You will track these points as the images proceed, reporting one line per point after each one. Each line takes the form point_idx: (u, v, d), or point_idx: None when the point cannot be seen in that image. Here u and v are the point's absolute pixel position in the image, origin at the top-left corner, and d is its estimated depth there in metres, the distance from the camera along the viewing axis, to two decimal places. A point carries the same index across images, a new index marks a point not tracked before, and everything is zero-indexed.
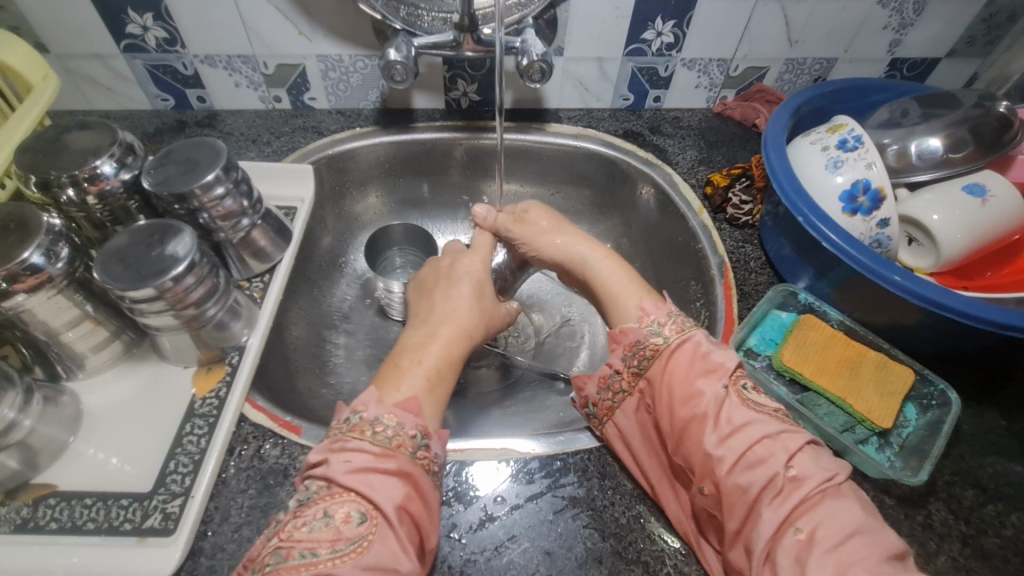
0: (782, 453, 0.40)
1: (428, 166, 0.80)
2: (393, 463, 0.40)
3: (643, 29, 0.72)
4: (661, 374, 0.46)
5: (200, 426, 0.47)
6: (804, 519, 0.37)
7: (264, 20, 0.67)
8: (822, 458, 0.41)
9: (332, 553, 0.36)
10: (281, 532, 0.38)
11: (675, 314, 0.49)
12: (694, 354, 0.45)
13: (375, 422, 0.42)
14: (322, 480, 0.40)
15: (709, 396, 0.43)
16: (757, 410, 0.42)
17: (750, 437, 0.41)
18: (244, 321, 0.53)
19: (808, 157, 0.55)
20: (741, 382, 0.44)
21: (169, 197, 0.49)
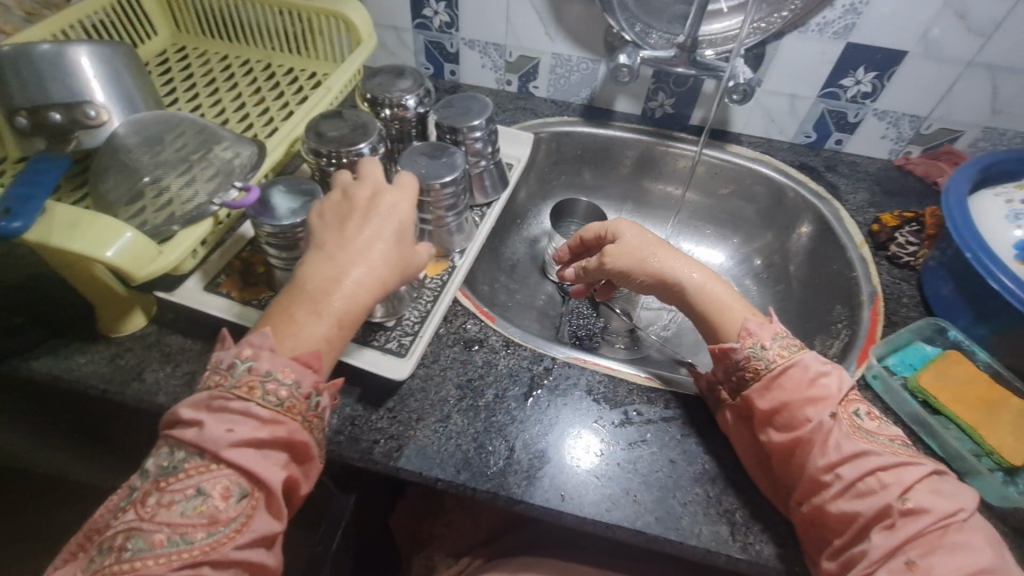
0: (894, 485, 0.44)
1: (605, 160, 0.94)
2: (281, 429, 0.42)
3: (843, 76, 0.79)
4: (766, 394, 0.50)
5: (427, 295, 0.62)
6: (916, 550, 0.42)
7: (525, 19, 0.85)
8: (950, 492, 0.45)
9: (208, 538, 0.39)
10: (141, 510, 0.39)
11: (779, 337, 0.52)
12: (805, 382, 0.49)
13: (266, 373, 0.43)
14: (194, 448, 0.41)
15: (818, 423, 0.47)
16: (870, 442, 0.47)
17: (863, 467, 0.45)
18: (466, 236, 0.69)
19: (989, 206, 0.60)
20: (852, 412, 0.49)
21: (447, 129, 0.67)
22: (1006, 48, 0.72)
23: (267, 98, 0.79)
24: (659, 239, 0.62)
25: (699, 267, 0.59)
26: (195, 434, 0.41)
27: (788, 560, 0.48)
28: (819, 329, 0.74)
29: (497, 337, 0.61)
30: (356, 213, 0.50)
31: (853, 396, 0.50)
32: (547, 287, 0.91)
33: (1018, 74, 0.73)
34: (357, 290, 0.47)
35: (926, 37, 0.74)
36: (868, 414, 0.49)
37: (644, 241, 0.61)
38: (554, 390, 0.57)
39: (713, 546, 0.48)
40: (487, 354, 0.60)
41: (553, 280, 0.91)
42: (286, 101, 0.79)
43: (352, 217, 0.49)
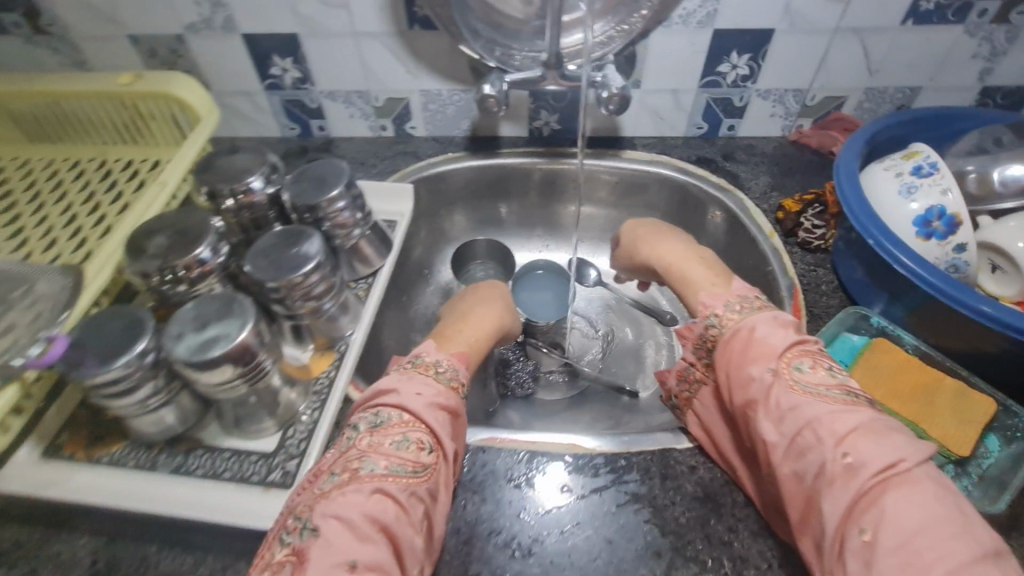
0: (833, 440, 0.40)
1: (509, 188, 0.88)
2: (453, 400, 0.51)
3: (719, 62, 0.76)
4: (719, 362, 0.49)
5: (313, 401, 0.56)
6: (867, 518, 0.37)
7: (380, 60, 0.78)
8: (894, 441, 0.39)
9: (412, 474, 0.44)
10: (360, 447, 0.45)
11: (734, 302, 0.51)
12: (744, 341, 0.47)
13: (438, 363, 0.53)
14: (395, 408, 0.47)
15: (758, 382, 0.45)
16: (808, 396, 0.43)
17: (799, 422, 0.42)
18: (351, 317, 0.62)
19: (881, 181, 0.56)
20: (792, 365, 0.45)
21: (303, 208, 0.59)
22: (868, 10, 0.70)
23: (103, 203, 0.69)
24: (643, 232, 0.68)
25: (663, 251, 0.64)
26: (388, 387, 0.49)
27: None
28: None
29: None
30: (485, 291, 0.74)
31: (800, 349, 0.46)
32: None
33: (884, 33, 0.72)
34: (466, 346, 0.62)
35: (790, 10, 0.70)
36: (812, 364, 0.45)
37: (640, 234, 0.68)
38: (471, 488, 0.50)
39: None
40: None
41: None
42: (126, 202, 0.69)
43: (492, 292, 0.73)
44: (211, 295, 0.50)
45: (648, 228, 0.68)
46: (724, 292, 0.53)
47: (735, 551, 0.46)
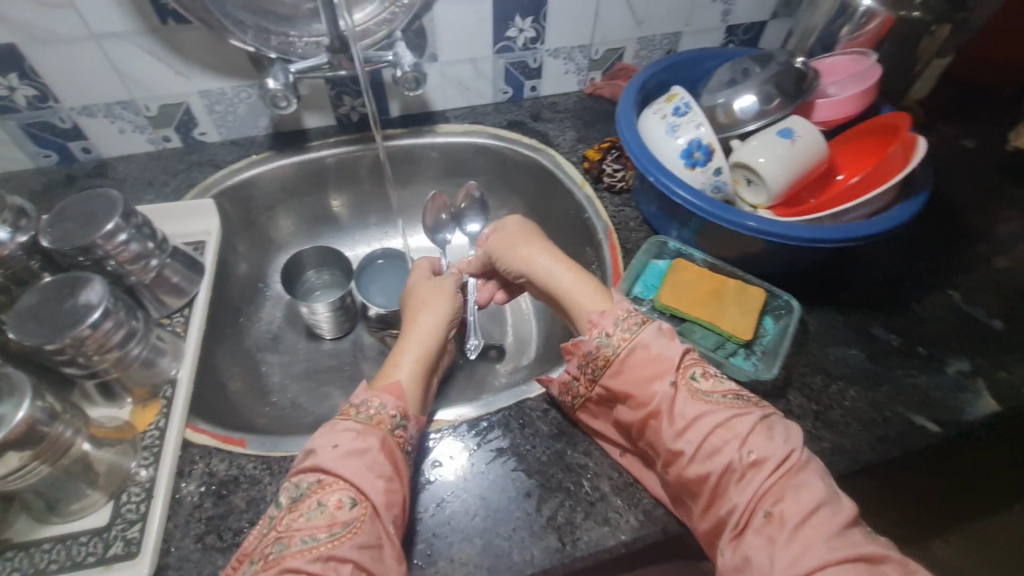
0: (737, 440, 0.44)
1: (335, 179, 0.84)
2: (373, 438, 0.46)
3: (506, 28, 0.78)
4: (619, 375, 0.49)
5: (145, 458, 0.50)
6: (771, 501, 0.42)
7: (137, 64, 0.68)
8: (785, 433, 0.45)
9: (330, 536, 0.41)
10: (279, 527, 0.42)
11: (622, 319, 0.51)
12: (644, 357, 0.49)
13: (363, 404, 0.49)
14: (314, 473, 0.44)
15: (661, 396, 0.47)
16: (709, 403, 0.46)
17: (703, 430, 0.45)
18: (172, 354, 0.56)
19: (652, 125, 0.63)
20: (689, 375, 0.48)
21: (72, 250, 0.51)
22: None
23: None
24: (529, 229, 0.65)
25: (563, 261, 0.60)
26: (308, 446, 0.46)
27: (614, 534, 0.48)
28: None
29: (253, 463, 0.51)
30: (428, 285, 0.64)
31: (691, 358, 0.50)
32: (325, 345, 0.82)
33: None
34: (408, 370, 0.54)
35: None
36: (703, 373, 0.48)
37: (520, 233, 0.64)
38: None
39: (548, 565, 0.47)
40: (249, 491, 0.50)
41: (331, 335, 0.82)
42: None
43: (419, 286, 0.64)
44: None
45: (523, 232, 0.64)
46: (616, 307, 0.53)
47: (591, 471, 0.52)
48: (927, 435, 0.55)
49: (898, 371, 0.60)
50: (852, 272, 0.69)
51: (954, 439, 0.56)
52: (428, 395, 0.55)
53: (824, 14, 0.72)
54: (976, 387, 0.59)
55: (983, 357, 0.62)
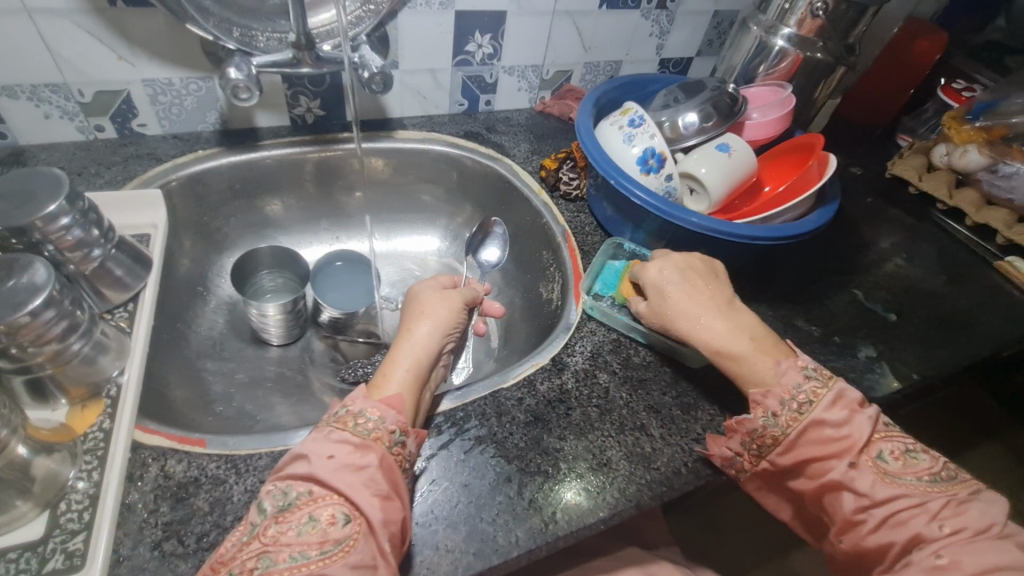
0: (926, 515, 0.46)
1: (284, 180, 0.81)
2: (371, 454, 0.44)
3: (466, 42, 0.82)
4: (790, 454, 0.50)
5: (88, 462, 0.45)
6: (947, 553, 0.44)
7: (75, 45, 0.63)
8: (981, 509, 0.46)
9: (322, 554, 0.39)
10: (264, 538, 0.40)
11: (788, 399, 0.51)
12: (824, 436, 0.50)
13: (361, 417, 0.47)
14: (305, 482, 0.43)
15: (836, 471, 0.49)
16: (901, 485, 0.48)
17: (891, 507, 0.47)
18: (116, 351, 0.51)
19: (611, 135, 0.70)
20: (874, 454, 0.49)
21: (4, 231, 0.46)
22: None
23: None
24: (690, 281, 0.59)
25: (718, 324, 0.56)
26: (299, 451, 0.45)
27: (594, 511, 0.50)
28: (540, 277, 0.79)
29: (215, 462, 0.48)
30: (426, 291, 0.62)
31: (876, 435, 0.50)
32: (274, 351, 0.77)
33: (589, 16, 0.86)
34: (405, 381, 0.52)
35: None
36: (892, 452, 0.49)
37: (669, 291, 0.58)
38: None
39: (532, 545, 0.48)
40: (212, 492, 0.46)
41: (279, 341, 0.77)
42: None
43: (420, 293, 0.62)
44: None
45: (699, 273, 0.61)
46: (777, 385, 0.52)
47: (567, 454, 0.54)
48: None
49: (820, 357, 0.68)
50: (772, 273, 0.79)
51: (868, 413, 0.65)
52: (425, 403, 0.54)
53: (744, 54, 0.85)
54: (881, 369, 0.69)
55: (884, 344, 0.72)
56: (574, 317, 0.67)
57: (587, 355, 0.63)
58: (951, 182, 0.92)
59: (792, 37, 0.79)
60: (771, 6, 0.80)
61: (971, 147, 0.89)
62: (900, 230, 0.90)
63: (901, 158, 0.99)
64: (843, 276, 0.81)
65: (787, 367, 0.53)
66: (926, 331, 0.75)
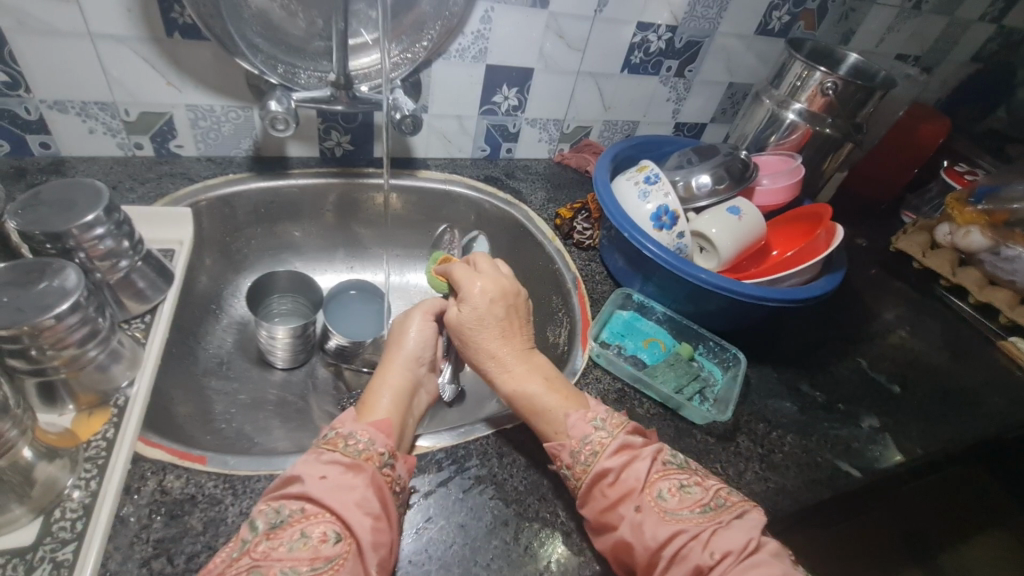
0: (700, 544, 0.44)
1: (305, 209, 0.84)
2: (363, 472, 0.45)
3: (494, 93, 0.86)
4: (590, 502, 0.49)
5: (87, 469, 0.44)
6: None
7: (127, 68, 0.67)
8: (740, 528, 0.45)
9: (313, 570, 0.39)
10: (254, 553, 0.39)
11: (578, 449, 0.50)
12: (605, 484, 0.48)
13: (351, 438, 0.47)
14: (298, 500, 0.42)
15: (628, 519, 0.46)
16: (678, 522, 0.45)
17: (676, 541, 0.44)
18: (128, 362, 0.51)
19: (626, 190, 0.73)
20: (654, 494, 0.47)
21: (41, 235, 0.48)
22: (598, 59, 0.87)
23: None
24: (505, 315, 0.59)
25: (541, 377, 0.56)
26: (291, 472, 0.44)
27: (589, 563, 0.49)
28: (548, 322, 0.80)
29: (213, 481, 0.47)
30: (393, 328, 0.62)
31: (653, 474, 0.49)
32: (277, 374, 0.77)
33: (611, 78, 0.91)
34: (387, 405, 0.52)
35: (543, 54, 0.84)
36: (670, 489, 0.47)
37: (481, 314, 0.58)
38: None
39: None
40: (208, 511, 0.45)
41: (283, 364, 0.77)
42: None
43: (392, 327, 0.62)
44: None
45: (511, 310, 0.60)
46: (569, 437, 0.51)
47: (565, 502, 0.53)
48: (851, 479, 0.63)
49: (824, 424, 0.68)
50: (779, 336, 0.80)
51: (871, 484, 0.64)
52: (409, 431, 0.54)
53: (756, 124, 0.89)
54: (885, 440, 0.68)
55: (889, 417, 0.72)
56: (580, 362, 0.67)
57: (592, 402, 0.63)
58: (954, 261, 0.94)
59: (802, 112, 0.83)
60: (783, 82, 0.84)
61: (974, 229, 0.91)
62: (903, 303, 0.92)
63: (905, 234, 1.01)
64: (848, 345, 0.81)
65: (577, 419, 0.52)
66: (928, 405, 0.75)
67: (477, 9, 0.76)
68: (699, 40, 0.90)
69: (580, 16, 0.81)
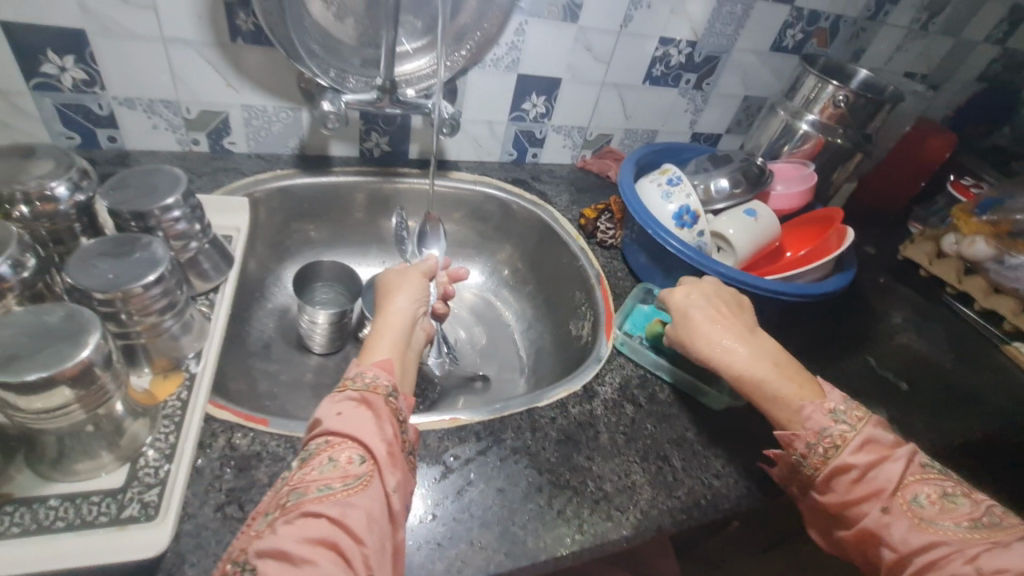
0: (963, 558, 0.45)
1: (343, 205, 0.89)
2: (372, 404, 0.49)
3: (524, 101, 0.92)
4: (828, 493, 0.52)
5: (167, 425, 0.49)
6: None
7: (193, 70, 0.73)
8: (1021, 552, 0.44)
9: (344, 486, 0.43)
10: (291, 481, 0.44)
11: (814, 443, 0.53)
12: (848, 481, 0.51)
13: (358, 377, 0.51)
14: (322, 435, 0.47)
15: (871, 519, 0.49)
16: (933, 532, 0.47)
17: (930, 555, 0.46)
18: (197, 333, 0.56)
19: (649, 192, 0.78)
20: (908, 497, 0.49)
21: (128, 214, 0.53)
22: (622, 71, 0.93)
23: None
24: (716, 304, 0.62)
25: (754, 358, 0.58)
26: (314, 415, 0.48)
27: (618, 528, 0.53)
28: (572, 314, 0.84)
29: (276, 441, 0.52)
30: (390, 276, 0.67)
31: (909, 477, 0.50)
32: (315, 359, 0.82)
33: (633, 88, 0.96)
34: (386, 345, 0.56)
35: (571, 65, 0.89)
36: (929, 496, 0.49)
37: (694, 304, 0.62)
38: None
39: (559, 551, 0.50)
40: (272, 466, 0.50)
41: (321, 349, 0.81)
42: None
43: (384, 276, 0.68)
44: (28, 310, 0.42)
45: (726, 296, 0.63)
46: (802, 429, 0.54)
47: (594, 473, 0.57)
48: None
49: None
50: (792, 333, 0.84)
51: None
52: (412, 363, 0.58)
53: (770, 134, 0.94)
54: (892, 431, 0.72)
55: (898, 411, 0.75)
56: (604, 351, 0.72)
57: (617, 386, 0.68)
58: (959, 269, 0.97)
59: (815, 123, 0.88)
60: (797, 96, 0.89)
61: (979, 238, 0.93)
62: (910, 307, 0.96)
63: (913, 243, 1.05)
64: (858, 344, 0.85)
65: (814, 410, 0.54)
66: (935, 401, 0.79)
67: (513, 22, 0.81)
68: (717, 55, 0.96)
69: (607, 30, 0.87)
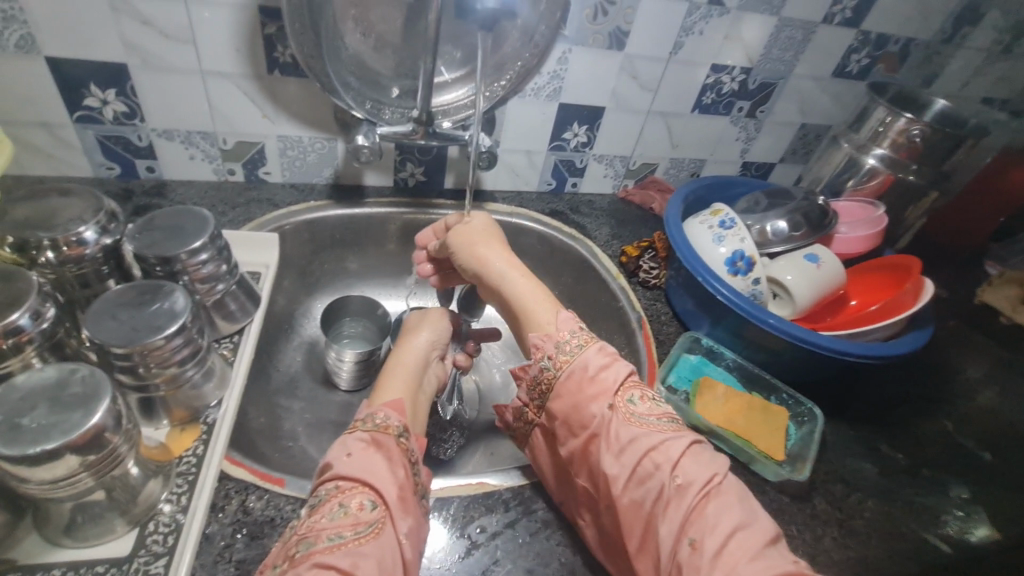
0: (667, 463, 0.44)
1: (375, 236, 0.87)
2: (384, 446, 0.46)
3: (564, 130, 0.88)
4: (559, 399, 0.51)
5: (179, 485, 0.47)
6: (695, 528, 0.41)
7: (230, 102, 0.72)
8: (703, 460, 0.45)
9: (356, 534, 0.40)
10: (301, 529, 0.41)
11: (564, 343, 0.52)
12: (583, 381, 0.50)
13: (368, 418, 0.49)
14: (331, 479, 0.44)
15: (600, 418, 0.48)
16: (643, 426, 0.47)
17: (638, 452, 0.45)
18: (218, 381, 0.54)
19: (699, 233, 0.73)
20: (626, 400, 0.49)
21: (154, 259, 0.51)
22: (669, 99, 0.88)
23: None
24: (492, 232, 0.64)
25: (516, 276, 0.59)
26: (323, 460, 0.46)
27: None
28: None
29: (292, 506, 0.49)
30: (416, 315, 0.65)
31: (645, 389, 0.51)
32: (340, 396, 0.79)
33: (681, 116, 0.91)
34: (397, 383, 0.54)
35: (615, 94, 0.85)
36: (642, 398, 0.49)
37: (477, 231, 0.63)
38: None
39: None
40: None
41: (346, 387, 0.79)
42: None
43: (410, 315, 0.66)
44: (42, 368, 0.40)
45: (487, 233, 0.63)
46: (586, 373, 0.50)
47: None
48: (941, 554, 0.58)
49: (908, 490, 0.64)
50: (855, 391, 0.76)
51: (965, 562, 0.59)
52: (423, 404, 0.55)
53: (833, 166, 0.87)
54: (977, 514, 0.63)
55: (981, 488, 0.66)
56: None
57: None
58: None
59: (884, 158, 0.81)
60: (864, 127, 0.82)
61: None
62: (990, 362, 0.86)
63: (991, 286, 0.92)
64: (932, 405, 0.76)
65: (565, 317, 0.55)
66: None
67: (555, 50, 0.78)
68: (773, 82, 0.89)
69: (655, 58, 0.82)
